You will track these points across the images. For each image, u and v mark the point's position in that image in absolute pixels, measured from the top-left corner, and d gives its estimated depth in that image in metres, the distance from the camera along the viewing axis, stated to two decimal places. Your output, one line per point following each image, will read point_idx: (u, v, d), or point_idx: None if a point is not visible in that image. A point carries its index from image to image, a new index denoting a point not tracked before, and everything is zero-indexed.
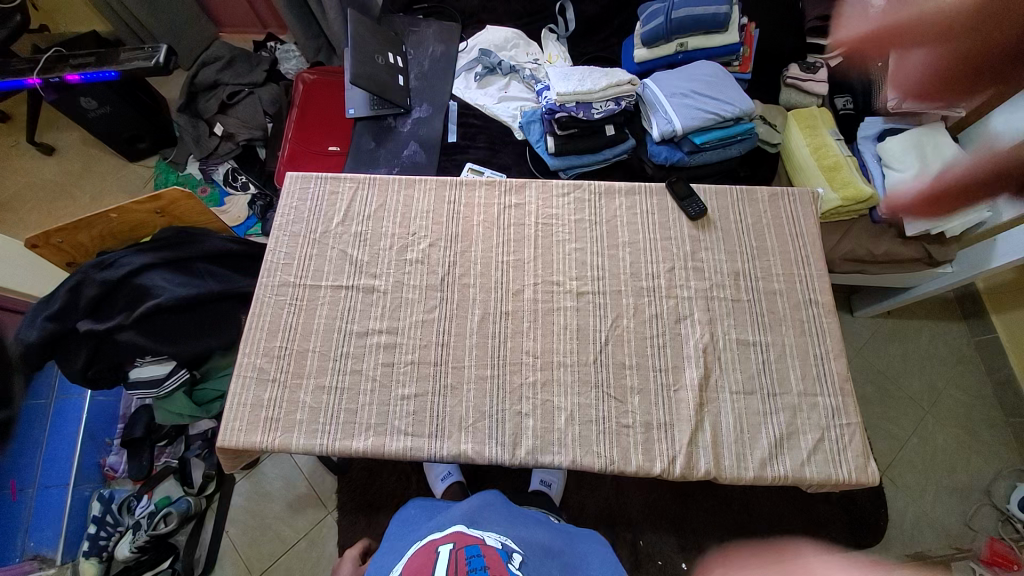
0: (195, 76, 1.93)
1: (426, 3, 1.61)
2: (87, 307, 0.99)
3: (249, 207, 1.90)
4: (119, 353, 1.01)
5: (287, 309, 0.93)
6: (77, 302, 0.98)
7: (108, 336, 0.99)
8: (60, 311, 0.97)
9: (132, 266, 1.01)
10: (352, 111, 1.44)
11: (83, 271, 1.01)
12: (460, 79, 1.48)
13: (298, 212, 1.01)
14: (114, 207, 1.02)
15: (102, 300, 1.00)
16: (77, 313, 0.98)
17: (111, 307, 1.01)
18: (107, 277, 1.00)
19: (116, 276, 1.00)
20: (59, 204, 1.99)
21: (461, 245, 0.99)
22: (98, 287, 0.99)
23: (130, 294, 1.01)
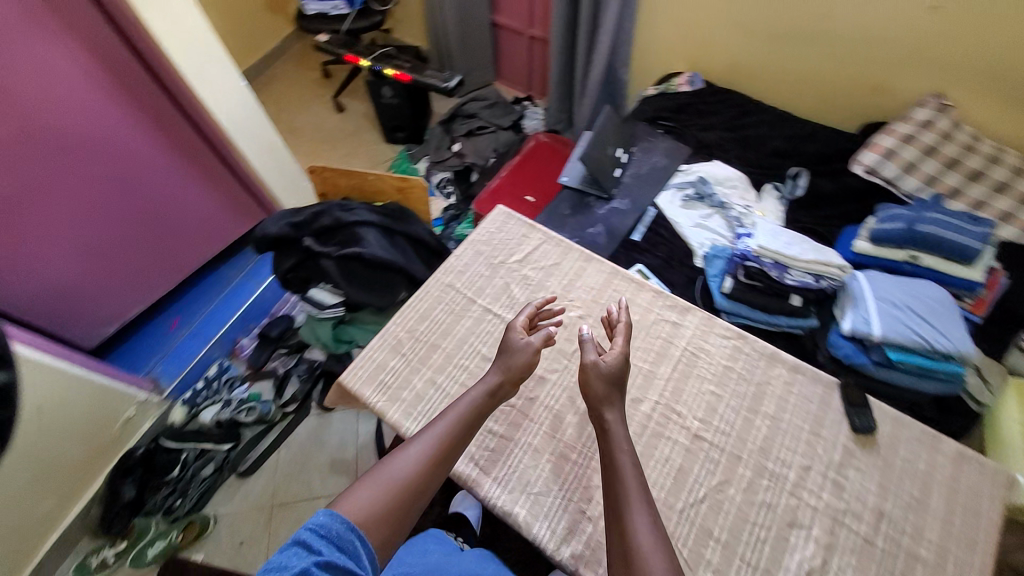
0: (464, 105, 2.39)
1: (669, 122, 1.79)
2: (317, 231, 1.25)
3: (443, 211, 2.23)
4: (314, 271, 1.25)
5: (443, 306, 1.07)
6: (314, 224, 1.26)
7: (315, 257, 1.23)
8: (302, 223, 1.26)
9: (360, 219, 1.25)
10: (565, 179, 1.64)
11: (329, 205, 1.28)
12: (669, 192, 1.58)
13: (490, 237, 1.17)
14: (375, 174, 1.30)
15: (327, 230, 1.26)
16: (309, 231, 1.25)
17: (329, 238, 1.26)
18: (341, 218, 1.24)
19: (345, 219, 1.25)
20: (325, 147, 2.59)
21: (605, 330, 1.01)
22: (332, 221, 1.25)
23: (346, 236, 1.24)
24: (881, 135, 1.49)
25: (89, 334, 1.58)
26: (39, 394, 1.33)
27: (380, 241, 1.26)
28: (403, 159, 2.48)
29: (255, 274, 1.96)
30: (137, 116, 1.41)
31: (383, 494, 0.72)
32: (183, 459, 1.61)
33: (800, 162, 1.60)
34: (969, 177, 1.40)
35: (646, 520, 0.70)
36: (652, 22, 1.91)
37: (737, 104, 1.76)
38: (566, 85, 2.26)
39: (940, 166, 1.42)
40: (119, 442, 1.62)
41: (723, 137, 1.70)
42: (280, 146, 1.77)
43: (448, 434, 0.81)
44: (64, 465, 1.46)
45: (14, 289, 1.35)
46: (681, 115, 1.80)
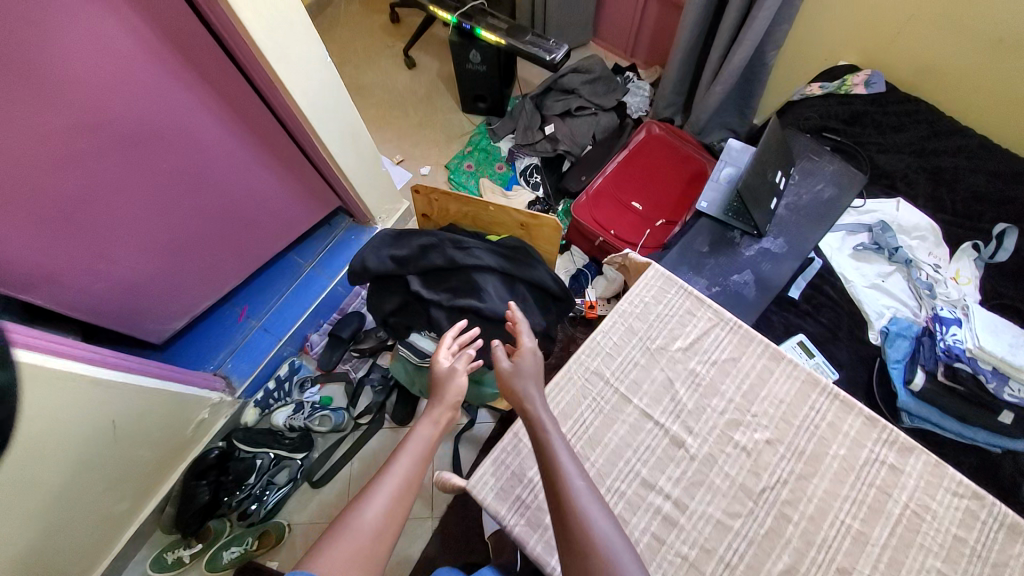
0: (562, 76, 2.01)
1: (838, 137, 1.44)
2: (426, 270, 1.05)
3: (528, 206, 1.95)
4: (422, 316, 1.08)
5: (587, 402, 0.86)
6: (421, 261, 1.05)
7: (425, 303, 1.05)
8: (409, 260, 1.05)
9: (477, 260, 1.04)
10: (704, 205, 1.34)
11: (441, 239, 1.07)
12: (837, 236, 1.31)
13: (646, 311, 0.93)
14: (497, 203, 1.06)
15: (438, 272, 1.06)
16: (415, 269, 1.05)
17: (439, 280, 1.06)
18: (456, 258, 1.04)
19: (461, 261, 1.04)
20: (396, 112, 2.29)
21: (803, 468, 0.81)
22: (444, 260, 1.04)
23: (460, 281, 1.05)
24: None
25: (159, 330, 1.43)
26: (122, 409, 1.20)
27: (497, 287, 1.05)
28: (483, 134, 2.18)
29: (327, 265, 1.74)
30: (218, 104, 1.18)
31: (345, 547, 0.65)
32: (258, 466, 1.49)
33: (1014, 213, 1.24)
34: None
35: (575, 478, 0.69)
36: None
37: (931, 119, 1.37)
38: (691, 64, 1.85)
39: None
40: (194, 442, 1.48)
41: (907, 166, 1.36)
42: (362, 130, 1.50)
43: (401, 472, 0.74)
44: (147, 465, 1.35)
45: (84, 294, 1.20)
46: (854, 127, 1.44)
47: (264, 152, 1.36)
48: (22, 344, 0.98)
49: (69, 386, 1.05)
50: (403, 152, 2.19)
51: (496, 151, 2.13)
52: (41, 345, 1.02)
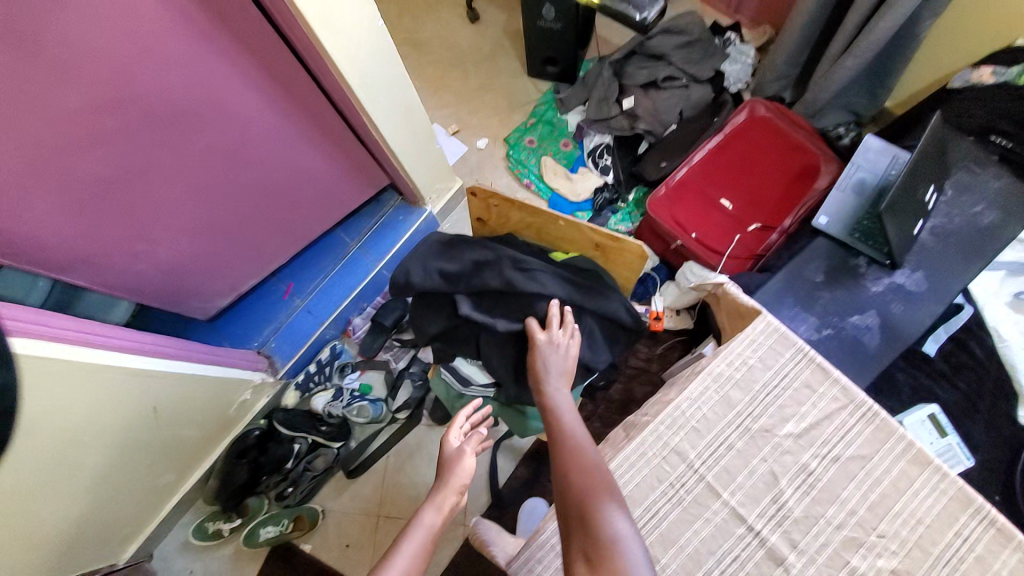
0: (649, 38, 1.71)
1: (1020, 141, 1.09)
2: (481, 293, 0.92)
3: (595, 193, 1.74)
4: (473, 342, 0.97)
5: (663, 488, 0.70)
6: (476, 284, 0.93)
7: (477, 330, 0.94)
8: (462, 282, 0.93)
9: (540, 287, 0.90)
10: (822, 220, 1.08)
11: (500, 255, 0.92)
12: (991, 275, 1.02)
13: (750, 378, 0.73)
14: (568, 220, 0.91)
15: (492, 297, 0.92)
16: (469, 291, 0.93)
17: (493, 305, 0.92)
18: (514, 281, 0.89)
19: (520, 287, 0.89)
20: (454, 73, 2.07)
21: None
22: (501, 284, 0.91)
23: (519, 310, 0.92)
24: None
25: (203, 307, 1.36)
26: (167, 395, 1.18)
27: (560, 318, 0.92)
28: (549, 104, 1.92)
29: (371, 246, 1.60)
30: (261, 75, 1.02)
31: None
32: (296, 451, 1.47)
33: None
34: None
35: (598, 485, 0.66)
36: None
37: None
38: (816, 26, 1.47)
39: None
40: (236, 420, 1.48)
41: None
42: (419, 108, 1.31)
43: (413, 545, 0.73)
44: (193, 442, 1.36)
45: (126, 274, 1.14)
46: None
47: (310, 133, 1.20)
48: (17, 332, 0.86)
49: (98, 378, 0.99)
50: (459, 120, 1.98)
51: (561, 125, 1.88)
52: (36, 330, 0.90)
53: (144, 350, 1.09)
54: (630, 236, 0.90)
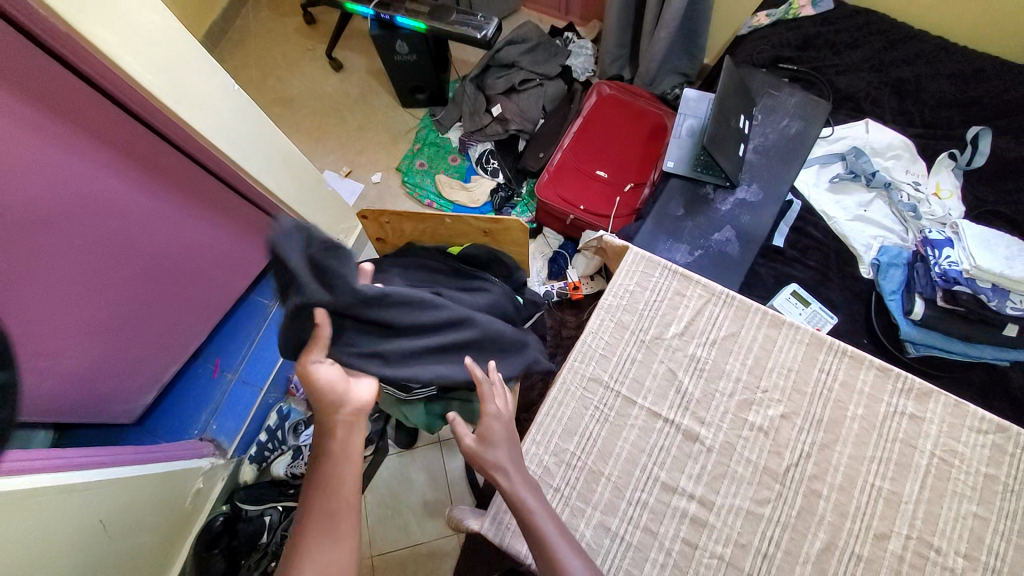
0: (498, 50, 1.87)
1: (794, 65, 1.36)
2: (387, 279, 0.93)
3: (490, 195, 1.87)
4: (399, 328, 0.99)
5: (590, 413, 0.80)
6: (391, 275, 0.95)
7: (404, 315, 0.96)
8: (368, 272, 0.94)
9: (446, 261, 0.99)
10: (670, 163, 1.27)
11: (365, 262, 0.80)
12: (810, 171, 1.24)
13: (634, 301, 0.87)
14: (453, 217, 1.00)
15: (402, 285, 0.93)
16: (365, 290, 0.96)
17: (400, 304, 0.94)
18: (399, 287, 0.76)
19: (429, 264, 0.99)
20: (333, 120, 2.14)
21: (824, 436, 0.76)
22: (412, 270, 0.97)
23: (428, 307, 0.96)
24: None
25: (126, 406, 1.27)
26: (109, 505, 1.06)
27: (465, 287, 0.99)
28: (429, 127, 2.05)
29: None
30: (107, 152, 1.00)
31: None
32: (269, 522, 1.42)
33: (982, 113, 1.20)
34: None
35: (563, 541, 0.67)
36: None
37: (887, 28, 1.30)
38: (628, 12, 1.73)
39: None
40: (196, 513, 1.37)
41: (869, 82, 1.29)
42: (295, 151, 1.36)
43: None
44: (153, 551, 1.22)
45: (33, 391, 1.04)
46: (808, 52, 1.36)
47: (194, 199, 1.19)
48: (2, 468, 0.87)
49: (35, 504, 0.89)
50: (348, 162, 2.04)
51: (445, 143, 2.01)
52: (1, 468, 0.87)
53: (66, 464, 0.98)
54: (509, 216, 0.99)
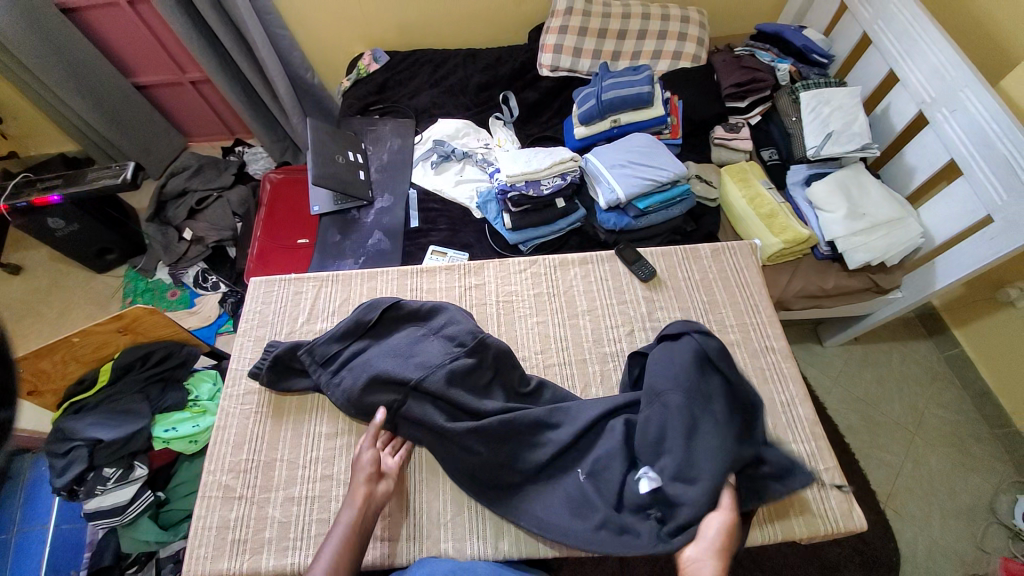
0: (164, 186, 1.95)
1: (381, 104, 1.76)
2: (438, 367, 0.91)
3: (221, 305, 1.91)
4: (84, 477, 1.08)
5: (253, 418, 0.95)
6: (62, 458, 1.07)
7: (87, 465, 1.07)
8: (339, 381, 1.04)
9: (95, 412, 1.14)
10: (317, 208, 1.54)
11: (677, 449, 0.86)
12: (418, 168, 1.58)
13: (263, 315, 1.07)
14: (79, 331, 1.12)
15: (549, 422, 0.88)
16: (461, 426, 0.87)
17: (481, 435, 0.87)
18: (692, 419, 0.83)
19: (76, 427, 1.10)
20: (27, 321, 1.94)
21: None
22: (69, 442, 1.08)
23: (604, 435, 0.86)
24: (546, 35, 1.67)
25: None
26: None
27: (120, 426, 1.13)
28: (136, 278, 2.01)
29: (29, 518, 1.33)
30: None
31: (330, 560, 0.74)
32: None
33: (502, 83, 1.72)
34: (618, 39, 1.67)
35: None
36: (300, 16, 1.79)
37: (418, 63, 1.79)
38: (264, 114, 2.05)
39: (596, 40, 1.66)
40: None
41: (432, 95, 1.74)
42: None
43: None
44: None
45: None
46: (385, 93, 1.77)
47: None
48: None
49: None
50: None
51: (158, 283, 1.99)
52: None
53: None
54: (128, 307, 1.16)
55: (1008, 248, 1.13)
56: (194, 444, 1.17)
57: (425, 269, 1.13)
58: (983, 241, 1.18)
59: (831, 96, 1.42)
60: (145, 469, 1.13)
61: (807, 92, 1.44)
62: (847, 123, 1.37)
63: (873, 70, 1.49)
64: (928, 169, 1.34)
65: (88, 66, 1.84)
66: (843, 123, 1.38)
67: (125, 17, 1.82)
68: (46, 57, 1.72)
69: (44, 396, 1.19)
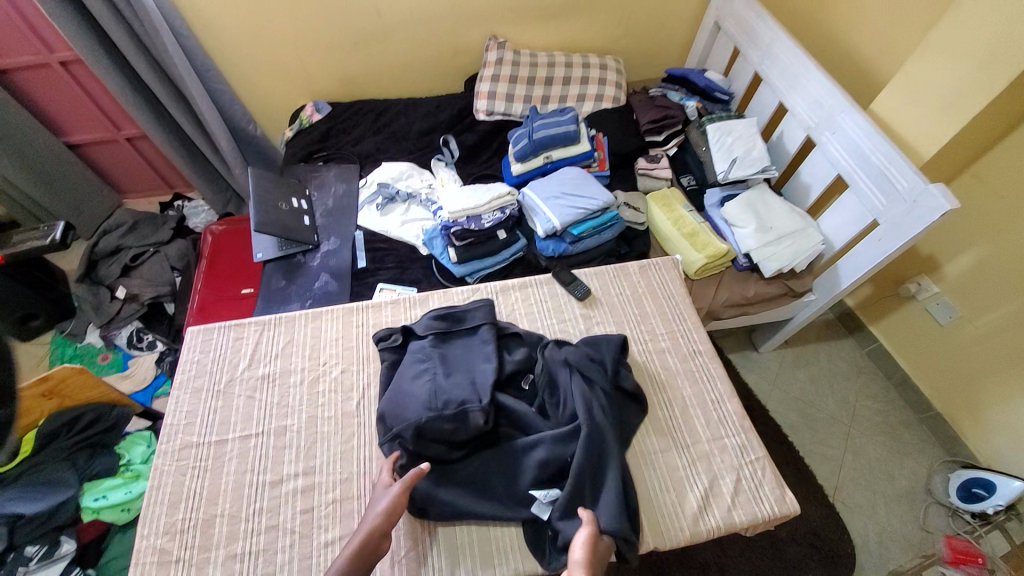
0: (94, 245, 1.87)
1: (324, 152, 1.80)
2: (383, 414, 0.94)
3: (158, 364, 1.82)
4: (4, 558, 1.02)
5: (192, 473, 0.91)
6: None
7: (7, 544, 1.02)
8: (342, 429, 0.97)
9: (16, 486, 1.07)
10: (260, 255, 1.53)
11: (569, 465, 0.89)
12: (363, 210, 1.62)
13: (201, 365, 1.04)
14: None
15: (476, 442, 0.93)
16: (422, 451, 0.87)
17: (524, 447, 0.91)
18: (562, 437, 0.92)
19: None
20: None
21: (375, 365, 1.05)
22: None
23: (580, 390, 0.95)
24: (479, 83, 1.81)
25: None
26: None
27: (43, 498, 1.07)
28: (62, 343, 1.87)
29: None
30: None
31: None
32: None
33: (441, 127, 1.82)
34: (546, 85, 1.82)
35: None
36: (241, 72, 1.83)
37: (359, 113, 1.87)
38: (206, 166, 2.05)
39: (526, 86, 1.80)
40: None
41: (374, 141, 1.81)
42: None
43: None
44: None
45: None
46: (328, 142, 1.82)
47: None
48: None
49: None
50: None
51: (88, 347, 1.86)
52: None
53: None
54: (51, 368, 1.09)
55: (896, 247, 1.28)
56: (126, 512, 1.11)
57: (370, 305, 1.14)
58: (873, 243, 1.35)
59: (733, 127, 1.60)
60: (73, 544, 1.07)
61: (713, 125, 1.62)
62: (748, 150, 1.55)
63: (765, 103, 1.70)
64: (821, 184, 1.52)
65: (14, 128, 1.78)
66: (745, 149, 1.56)
67: (56, 79, 1.81)
68: None
69: None
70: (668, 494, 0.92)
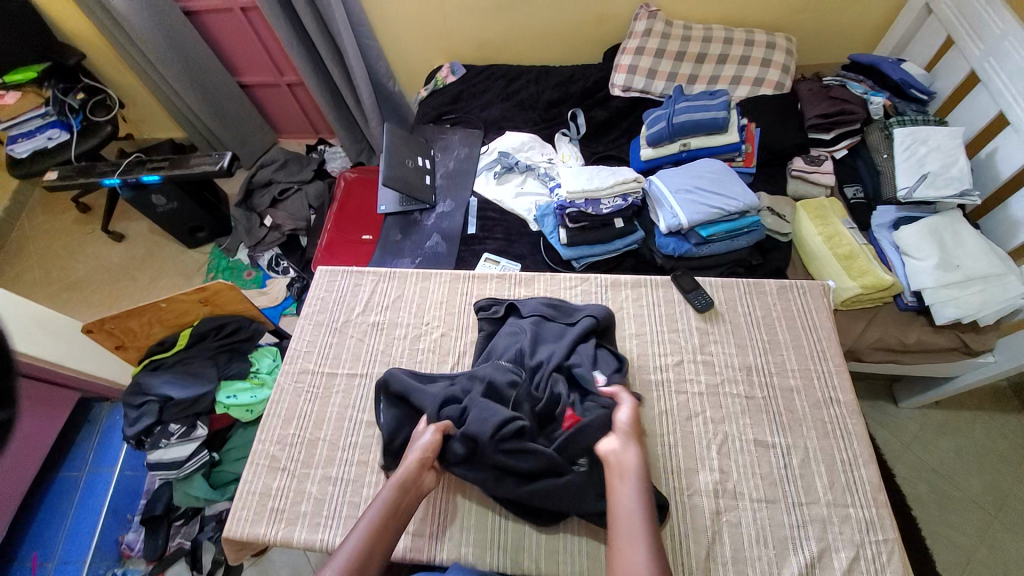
0: (252, 176, 2.13)
1: (453, 114, 1.83)
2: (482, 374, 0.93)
3: (287, 289, 2.05)
4: (152, 429, 1.21)
5: (306, 396, 1.01)
6: (136, 410, 1.22)
7: (156, 419, 1.21)
8: None
9: (170, 371, 1.28)
10: (383, 208, 1.62)
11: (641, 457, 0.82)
12: (481, 177, 1.62)
13: (323, 302, 1.14)
14: (166, 297, 1.24)
15: None
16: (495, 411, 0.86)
17: (585, 468, 0.81)
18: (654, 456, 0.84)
19: (152, 383, 1.25)
20: (124, 283, 2.19)
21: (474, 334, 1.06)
22: (143, 396, 1.23)
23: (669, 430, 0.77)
24: (622, 55, 1.67)
25: None
26: None
27: (189, 387, 1.26)
28: (218, 256, 2.21)
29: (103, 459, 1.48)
30: None
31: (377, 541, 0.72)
32: None
33: (572, 101, 1.73)
34: (695, 62, 1.63)
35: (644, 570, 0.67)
36: (390, 28, 1.91)
37: (492, 78, 1.85)
38: (348, 117, 2.20)
39: (673, 62, 1.63)
40: None
41: (503, 108, 1.78)
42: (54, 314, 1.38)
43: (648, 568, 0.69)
44: None
45: None
46: (458, 104, 1.84)
47: None
48: None
49: None
50: None
51: (236, 263, 2.17)
52: None
53: None
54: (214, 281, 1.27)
55: None
56: (251, 412, 1.29)
57: (477, 276, 1.15)
58: None
59: (931, 133, 1.30)
60: (205, 431, 1.25)
61: (903, 129, 1.32)
62: (946, 167, 1.25)
63: (978, 110, 1.35)
64: None
65: (202, 63, 2.06)
66: (942, 165, 1.25)
67: (239, 23, 2.04)
68: (170, 56, 1.95)
69: (129, 352, 1.34)
70: (765, 548, 0.81)
